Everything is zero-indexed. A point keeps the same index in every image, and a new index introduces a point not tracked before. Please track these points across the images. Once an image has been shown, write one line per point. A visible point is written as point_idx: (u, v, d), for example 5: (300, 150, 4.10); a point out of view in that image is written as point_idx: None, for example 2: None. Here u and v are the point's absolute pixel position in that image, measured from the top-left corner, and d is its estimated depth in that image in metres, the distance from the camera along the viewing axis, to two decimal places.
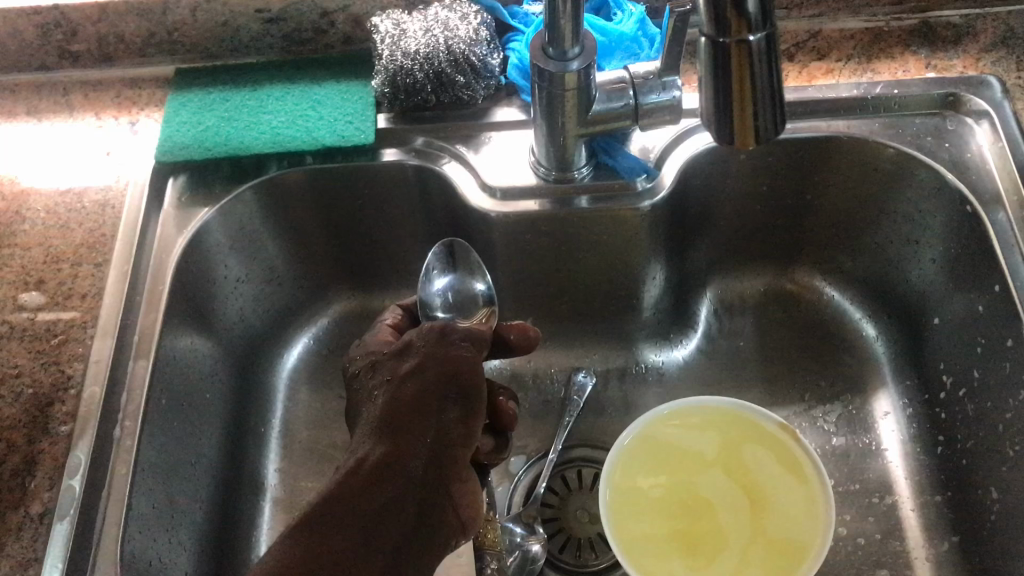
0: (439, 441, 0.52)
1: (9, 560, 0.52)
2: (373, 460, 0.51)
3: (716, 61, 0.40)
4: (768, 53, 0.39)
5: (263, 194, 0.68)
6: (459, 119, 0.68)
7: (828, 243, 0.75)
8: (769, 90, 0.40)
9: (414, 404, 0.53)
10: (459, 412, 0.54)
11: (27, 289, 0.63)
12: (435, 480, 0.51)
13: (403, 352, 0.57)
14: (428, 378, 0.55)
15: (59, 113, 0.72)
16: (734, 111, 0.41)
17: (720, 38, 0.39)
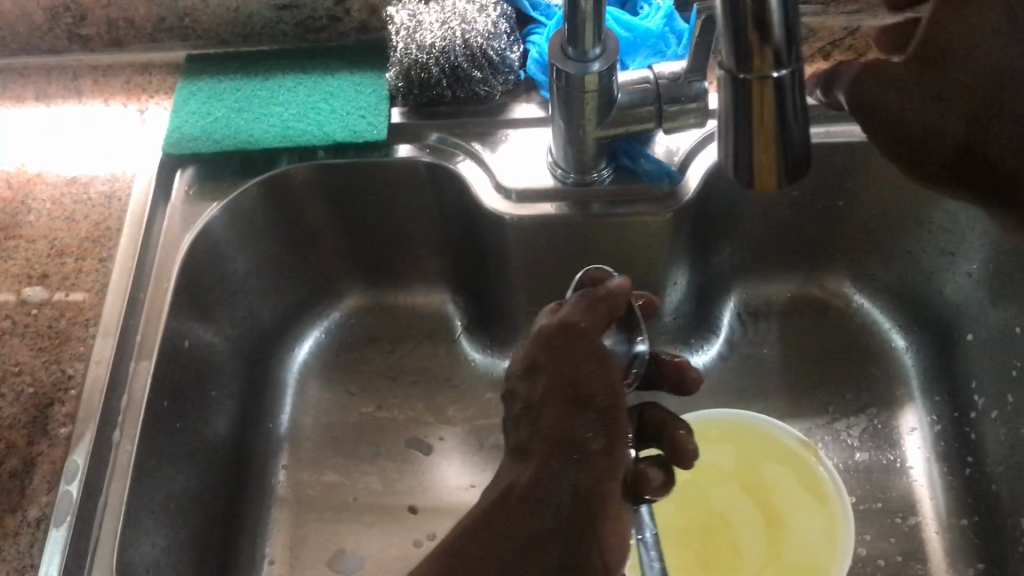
0: (578, 475, 0.49)
1: (5, 565, 0.51)
2: (512, 502, 0.50)
3: (736, 99, 0.37)
4: (792, 91, 0.37)
5: (270, 190, 0.67)
6: (475, 115, 0.66)
7: (859, 251, 0.72)
8: (793, 131, 0.38)
9: (558, 436, 0.49)
10: (601, 441, 0.49)
11: (31, 284, 0.61)
12: (576, 521, 0.48)
13: (532, 371, 0.52)
14: (564, 400, 0.50)
15: (67, 99, 0.71)
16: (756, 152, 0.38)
17: (741, 73, 0.36)
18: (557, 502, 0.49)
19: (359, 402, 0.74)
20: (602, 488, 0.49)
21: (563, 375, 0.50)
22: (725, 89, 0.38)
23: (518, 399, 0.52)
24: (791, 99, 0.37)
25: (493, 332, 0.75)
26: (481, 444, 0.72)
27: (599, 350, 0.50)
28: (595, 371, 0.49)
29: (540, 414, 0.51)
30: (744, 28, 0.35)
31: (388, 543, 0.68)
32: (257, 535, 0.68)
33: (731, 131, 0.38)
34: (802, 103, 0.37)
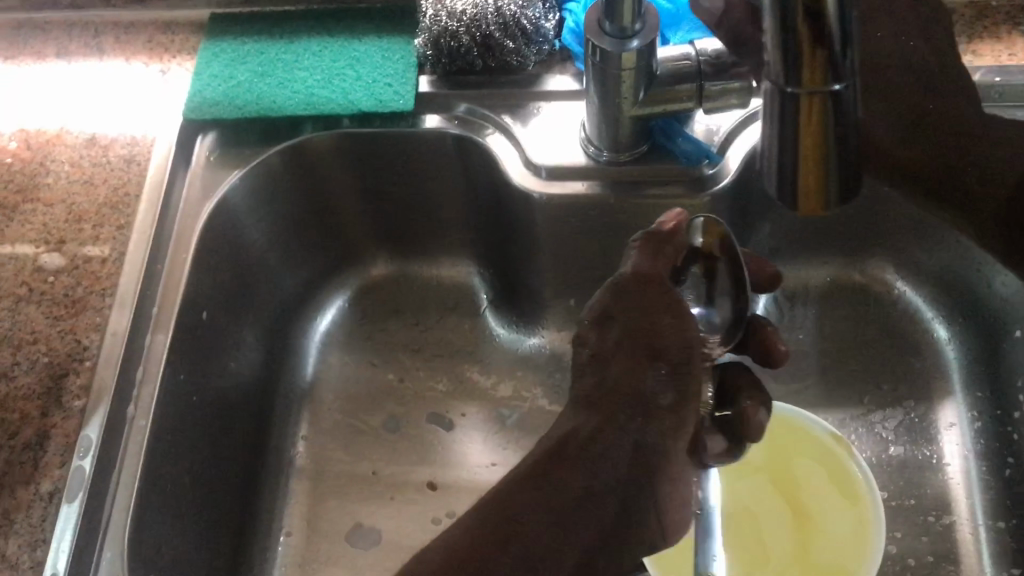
0: (642, 430, 0.48)
1: (18, 538, 0.51)
2: (569, 452, 0.48)
3: (784, 106, 0.36)
4: (844, 104, 0.36)
5: (292, 158, 0.65)
6: (507, 85, 0.64)
7: (905, 236, 0.68)
8: (843, 142, 0.37)
9: (626, 386, 0.49)
10: (673, 396, 0.48)
11: (48, 250, 0.60)
12: (636, 478, 0.47)
13: (603, 323, 0.50)
14: (636, 353, 0.49)
15: (88, 57, 0.70)
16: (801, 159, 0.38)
17: (789, 86, 0.35)
18: (620, 457, 0.47)
19: (381, 373, 0.73)
20: (668, 446, 0.48)
21: (642, 325, 0.49)
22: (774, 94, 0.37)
23: (585, 346, 0.51)
24: (841, 113, 0.36)
25: (519, 307, 0.73)
26: (504, 421, 0.71)
27: (677, 304, 0.49)
28: (670, 324, 0.48)
29: (608, 365, 0.50)
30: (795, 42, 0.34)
31: (407, 520, 0.67)
32: (274, 506, 0.67)
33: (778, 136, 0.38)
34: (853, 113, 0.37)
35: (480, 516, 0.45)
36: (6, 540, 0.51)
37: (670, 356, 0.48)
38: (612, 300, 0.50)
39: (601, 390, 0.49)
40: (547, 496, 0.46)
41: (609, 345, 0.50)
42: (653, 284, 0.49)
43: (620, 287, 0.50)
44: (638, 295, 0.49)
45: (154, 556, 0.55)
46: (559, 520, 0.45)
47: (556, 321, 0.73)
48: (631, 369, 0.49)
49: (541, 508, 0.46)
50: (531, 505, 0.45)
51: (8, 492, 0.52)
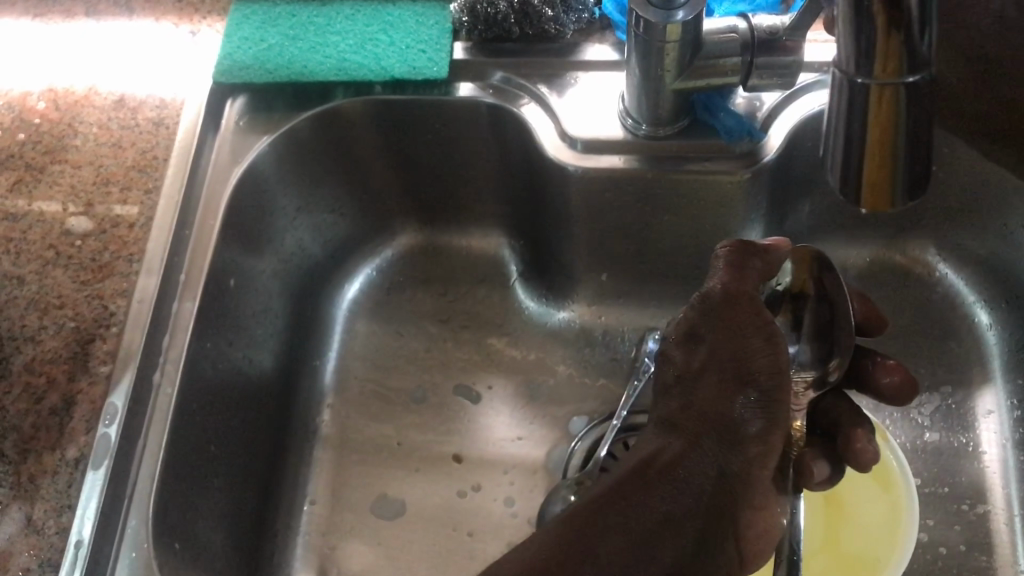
0: (725, 456, 0.48)
1: (45, 503, 0.50)
2: (651, 475, 0.48)
3: (851, 102, 0.35)
4: (918, 101, 0.34)
5: (323, 123, 0.64)
6: (544, 54, 0.63)
7: (950, 219, 0.66)
8: (913, 152, 0.35)
9: (712, 411, 0.49)
10: (760, 425, 0.47)
11: (76, 213, 0.60)
12: (716, 507, 0.47)
13: (691, 339, 0.51)
14: (724, 375, 0.49)
15: (117, 16, 0.69)
16: (867, 169, 0.36)
17: (860, 76, 0.34)
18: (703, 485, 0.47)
19: (409, 343, 0.72)
20: (753, 473, 0.47)
21: (733, 345, 0.49)
22: (841, 90, 0.36)
23: (672, 366, 0.52)
24: (913, 106, 0.34)
25: (550, 281, 0.72)
26: (532, 395, 0.70)
27: (767, 326, 0.49)
28: (759, 347, 0.48)
29: (695, 387, 0.50)
30: (870, 26, 0.32)
31: (431, 492, 0.66)
32: (299, 475, 0.67)
33: (843, 140, 0.36)
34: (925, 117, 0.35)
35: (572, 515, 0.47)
36: (32, 505, 0.50)
37: (759, 380, 0.48)
38: (702, 319, 0.51)
39: (687, 411, 0.50)
40: (628, 518, 0.46)
41: (698, 366, 0.51)
42: (743, 304, 0.50)
43: (711, 306, 0.51)
44: (728, 316, 0.50)
45: (178, 523, 0.54)
46: (640, 540, 0.45)
47: (586, 296, 0.72)
48: (717, 392, 0.49)
49: (623, 528, 0.46)
50: (614, 518, 0.46)
51: (33, 457, 0.52)
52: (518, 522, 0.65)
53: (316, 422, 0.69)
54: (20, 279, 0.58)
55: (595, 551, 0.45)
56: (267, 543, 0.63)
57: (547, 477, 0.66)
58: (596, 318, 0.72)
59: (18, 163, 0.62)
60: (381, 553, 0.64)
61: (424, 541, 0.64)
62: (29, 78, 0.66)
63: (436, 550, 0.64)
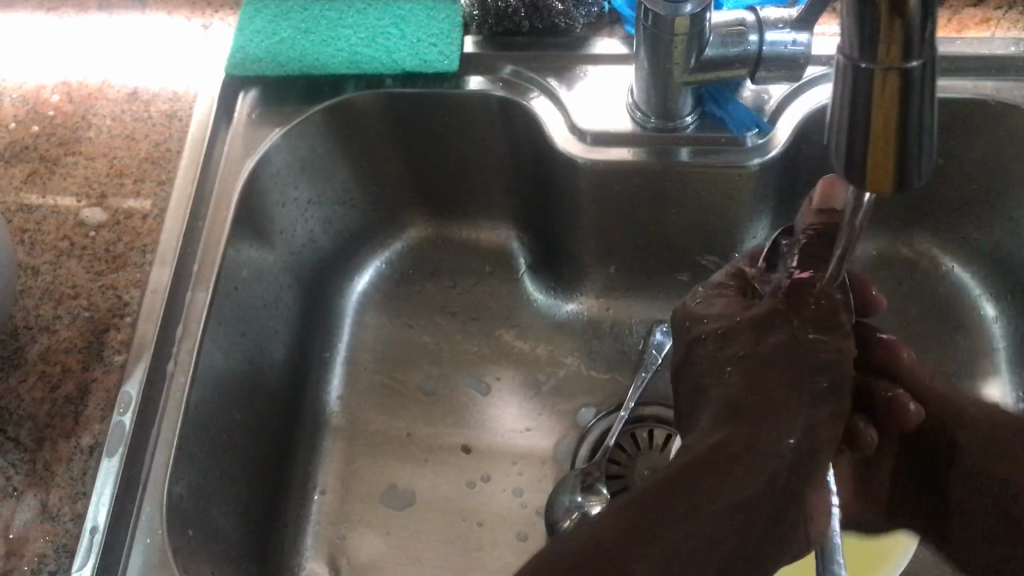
0: (801, 439, 0.46)
1: (59, 490, 0.51)
2: (716, 462, 0.46)
3: (853, 89, 0.29)
4: (925, 90, 0.28)
5: (334, 116, 0.65)
6: (554, 47, 0.63)
7: (956, 212, 0.66)
8: (925, 146, 0.29)
9: (781, 392, 0.48)
10: (831, 409, 0.47)
11: (90, 204, 0.61)
12: (791, 488, 0.46)
13: (762, 325, 0.51)
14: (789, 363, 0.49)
15: (130, 10, 0.70)
16: (869, 171, 0.29)
17: (861, 60, 0.28)
18: (774, 466, 0.46)
19: (418, 335, 0.73)
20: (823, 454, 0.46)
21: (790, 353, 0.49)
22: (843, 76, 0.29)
23: (734, 356, 0.51)
24: (922, 96, 0.28)
25: (558, 273, 0.73)
26: (540, 386, 0.70)
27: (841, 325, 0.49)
28: (829, 343, 0.48)
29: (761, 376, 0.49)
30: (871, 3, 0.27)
31: (440, 482, 0.67)
32: (309, 464, 0.67)
33: (841, 136, 0.29)
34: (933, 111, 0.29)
35: (623, 505, 0.46)
36: (47, 492, 0.51)
37: (832, 375, 0.47)
38: (770, 318, 0.51)
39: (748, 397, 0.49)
40: (689, 507, 0.45)
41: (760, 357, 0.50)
42: (816, 297, 0.49)
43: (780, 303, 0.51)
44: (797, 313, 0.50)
45: (191, 511, 0.55)
46: (703, 530, 0.44)
47: (594, 288, 0.72)
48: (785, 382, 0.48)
49: (682, 517, 0.45)
50: (674, 505, 0.45)
51: (48, 444, 0.52)
52: (527, 512, 0.65)
53: (326, 412, 0.69)
54: (35, 269, 0.58)
55: (650, 543, 0.44)
56: (279, 531, 0.64)
57: (556, 467, 0.67)
58: (604, 310, 0.73)
59: (33, 155, 0.63)
60: (391, 542, 0.65)
61: (433, 531, 0.65)
62: (43, 71, 0.67)
63: (446, 539, 0.65)
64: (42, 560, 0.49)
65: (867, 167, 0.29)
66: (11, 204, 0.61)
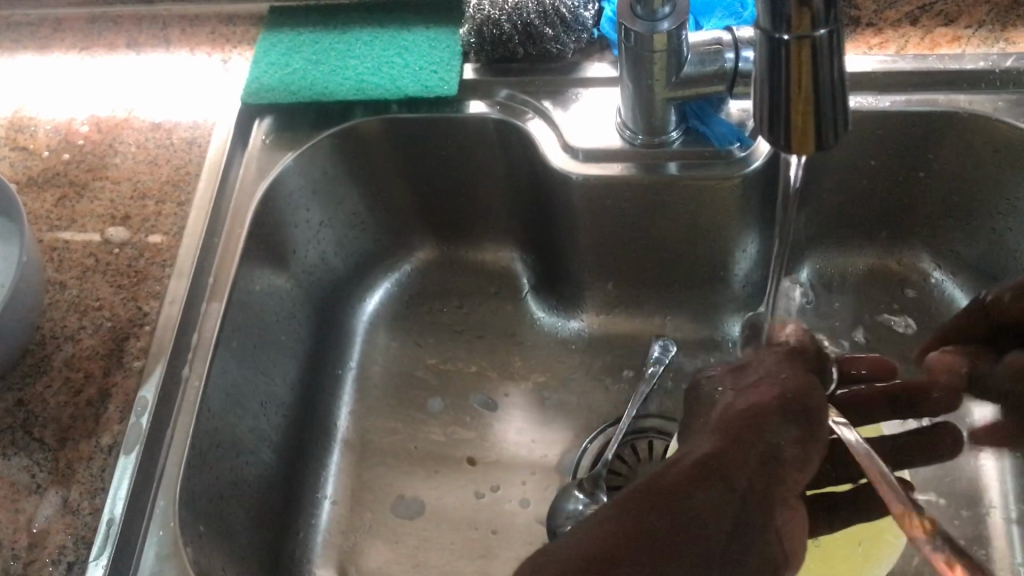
0: (764, 470, 0.49)
1: (80, 486, 0.54)
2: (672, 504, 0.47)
3: (774, 61, 0.35)
4: (831, 52, 0.35)
5: (344, 142, 0.69)
6: (547, 72, 0.67)
7: (938, 226, 0.68)
8: (833, 99, 0.36)
9: (754, 421, 0.52)
10: (797, 433, 0.52)
11: (114, 224, 0.65)
12: (741, 510, 0.47)
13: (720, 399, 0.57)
14: (769, 409, 0.53)
15: (156, 47, 0.75)
16: (792, 128, 0.37)
17: (778, 36, 0.35)
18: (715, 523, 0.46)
19: (425, 354, 0.76)
20: (784, 473, 0.50)
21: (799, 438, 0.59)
22: (766, 48, 0.36)
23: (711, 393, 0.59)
24: (830, 56, 0.35)
25: (560, 291, 0.76)
26: (544, 402, 0.73)
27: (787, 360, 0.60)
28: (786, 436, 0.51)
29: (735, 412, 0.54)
30: None
31: (448, 490, 0.69)
32: (320, 476, 0.70)
33: (767, 101, 0.37)
34: (840, 68, 0.36)
35: (613, 525, 0.46)
36: (69, 489, 0.54)
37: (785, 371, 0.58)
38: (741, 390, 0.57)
39: (740, 419, 0.53)
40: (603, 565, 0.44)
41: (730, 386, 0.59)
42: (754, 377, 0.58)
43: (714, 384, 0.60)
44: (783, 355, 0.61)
45: (205, 510, 0.57)
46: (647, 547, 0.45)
47: (595, 305, 0.75)
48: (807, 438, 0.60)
49: (697, 543, 0.45)
50: (688, 535, 0.45)
51: (70, 444, 0.56)
52: (532, 520, 0.67)
53: (336, 425, 0.72)
54: (62, 283, 0.62)
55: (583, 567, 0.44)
56: (290, 537, 0.66)
57: (560, 477, 0.69)
58: (605, 327, 0.76)
59: (63, 180, 0.67)
60: (399, 550, 0.67)
61: (441, 540, 0.67)
62: (75, 105, 0.72)
63: (453, 548, 0.67)
64: (62, 551, 0.52)
65: (790, 123, 0.36)
66: (43, 225, 0.65)
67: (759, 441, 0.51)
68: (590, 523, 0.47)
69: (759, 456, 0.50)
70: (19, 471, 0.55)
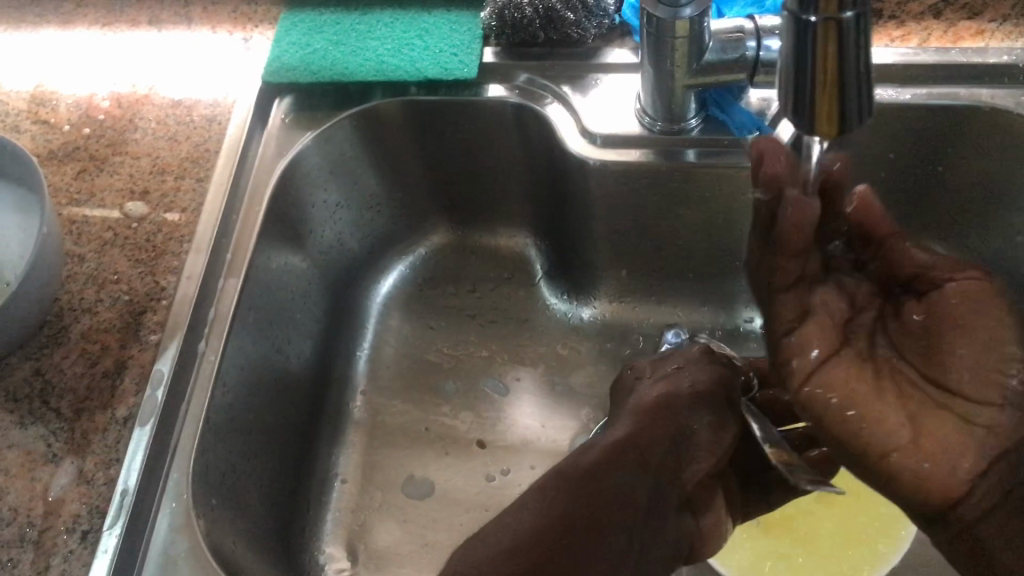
0: (677, 444, 0.54)
1: (94, 456, 0.54)
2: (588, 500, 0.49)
3: (801, 42, 0.35)
4: (857, 34, 0.35)
5: (363, 123, 0.69)
6: (567, 58, 0.67)
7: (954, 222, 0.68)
8: (858, 81, 0.36)
9: (669, 411, 0.56)
10: (713, 419, 0.56)
11: (133, 199, 0.65)
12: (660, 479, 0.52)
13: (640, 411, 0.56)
14: (683, 399, 0.57)
15: (177, 25, 0.75)
16: (817, 111, 0.36)
17: (806, 17, 0.35)
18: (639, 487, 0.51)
19: (437, 337, 0.76)
20: (699, 454, 0.54)
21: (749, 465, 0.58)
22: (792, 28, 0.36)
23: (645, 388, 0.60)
24: (856, 39, 0.35)
25: (573, 278, 0.76)
26: (555, 389, 0.73)
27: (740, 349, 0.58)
28: (704, 423, 0.55)
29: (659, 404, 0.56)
30: None
31: (459, 472, 0.70)
32: (331, 455, 0.70)
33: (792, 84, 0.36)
34: (866, 50, 0.36)
35: (542, 511, 0.48)
36: (83, 459, 0.54)
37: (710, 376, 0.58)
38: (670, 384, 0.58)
39: (663, 406, 0.56)
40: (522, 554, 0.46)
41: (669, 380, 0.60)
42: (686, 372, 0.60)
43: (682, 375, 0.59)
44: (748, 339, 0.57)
45: (218, 484, 0.58)
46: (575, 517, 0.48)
47: (609, 292, 0.76)
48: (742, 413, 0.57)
49: (619, 517, 0.49)
50: (613, 518, 0.48)
51: (85, 415, 0.56)
52: None
53: (348, 405, 0.73)
54: (81, 257, 0.63)
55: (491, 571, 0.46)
56: (300, 514, 0.66)
57: None
58: (619, 314, 0.76)
59: (83, 155, 0.68)
60: (408, 529, 0.67)
61: (450, 521, 0.67)
62: (96, 81, 0.72)
63: (462, 529, 0.67)
64: (76, 520, 0.52)
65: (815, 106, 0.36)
66: (63, 198, 0.66)
67: (669, 426, 0.55)
68: (510, 517, 0.49)
69: (672, 437, 0.54)
70: (35, 441, 0.55)
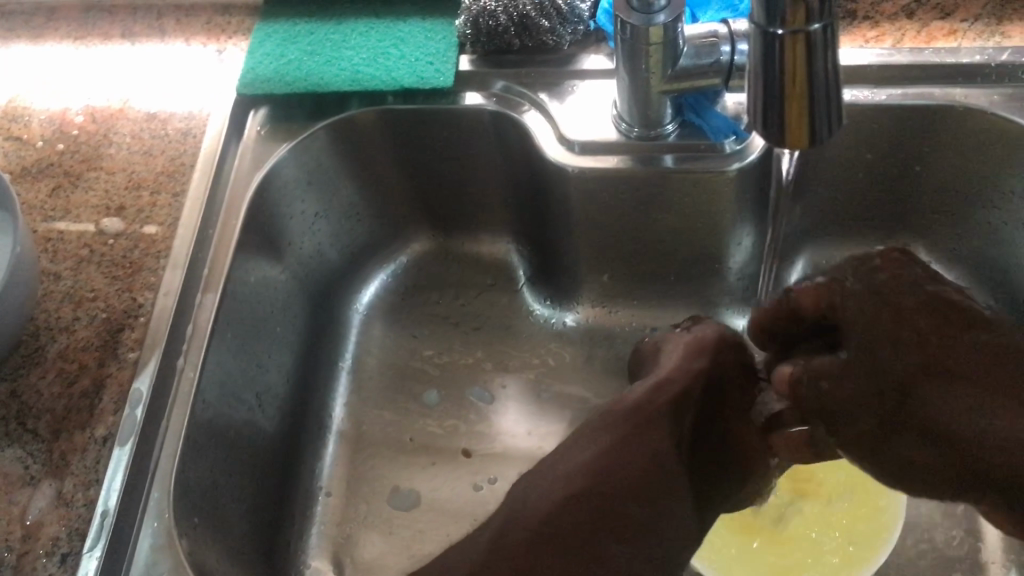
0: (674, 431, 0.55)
1: (74, 478, 0.54)
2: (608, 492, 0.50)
3: (769, 55, 0.36)
4: (824, 47, 0.36)
5: (339, 133, 0.69)
6: (542, 64, 0.67)
7: (933, 221, 0.69)
8: (826, 93, 0.36)
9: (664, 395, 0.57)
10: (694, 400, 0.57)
11: (109, 214, 0.65)
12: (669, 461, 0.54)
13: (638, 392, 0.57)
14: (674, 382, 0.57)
15: (151, 38, 0.75)
16: (787, 123, 0.37)
17: (773, 30, 0.35)
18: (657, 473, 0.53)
19: (420, 346, 0.76)
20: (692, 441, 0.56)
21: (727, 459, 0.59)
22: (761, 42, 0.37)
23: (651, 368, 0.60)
24: (823, 50, 0.35)
25: (555, 284, 0.76)
26: (539, 395, 0.73)
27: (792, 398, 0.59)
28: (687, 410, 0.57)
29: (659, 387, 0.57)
30: None
31: (444, 482, 0.69)
32: (315, 468, 0.70)
33: (761, 96, 0.37)
34: (835, 63, 0.36)
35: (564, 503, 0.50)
36: (62, 481, 0.54)
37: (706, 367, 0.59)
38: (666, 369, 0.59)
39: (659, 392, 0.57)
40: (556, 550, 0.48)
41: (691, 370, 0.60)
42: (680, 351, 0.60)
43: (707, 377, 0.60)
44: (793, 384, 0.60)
45: (200, 502, 0.57)
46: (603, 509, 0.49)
47: (591, 296, 0.75)
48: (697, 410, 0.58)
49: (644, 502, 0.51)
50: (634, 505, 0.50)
51: (63, 436, 0.55)
52: None
53: (331, 416, 0.72)
54: (56, 275, 0.62)
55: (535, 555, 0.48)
56: (285, 528, 0.66)
57: None
58: (603, 319, 0.76)
59: (57, 171, 0.67)
60: (394, 540, 0.67)
61: (435, 531, 0.67)
62: (70, 95, 0.72)
63: (447, 540, 0.67)
64: (56, 542, 0.52)
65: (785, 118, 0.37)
66: (38, 216, 0.65)
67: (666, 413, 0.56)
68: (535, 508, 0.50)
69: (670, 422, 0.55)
70: (12, 463, 0.55)
